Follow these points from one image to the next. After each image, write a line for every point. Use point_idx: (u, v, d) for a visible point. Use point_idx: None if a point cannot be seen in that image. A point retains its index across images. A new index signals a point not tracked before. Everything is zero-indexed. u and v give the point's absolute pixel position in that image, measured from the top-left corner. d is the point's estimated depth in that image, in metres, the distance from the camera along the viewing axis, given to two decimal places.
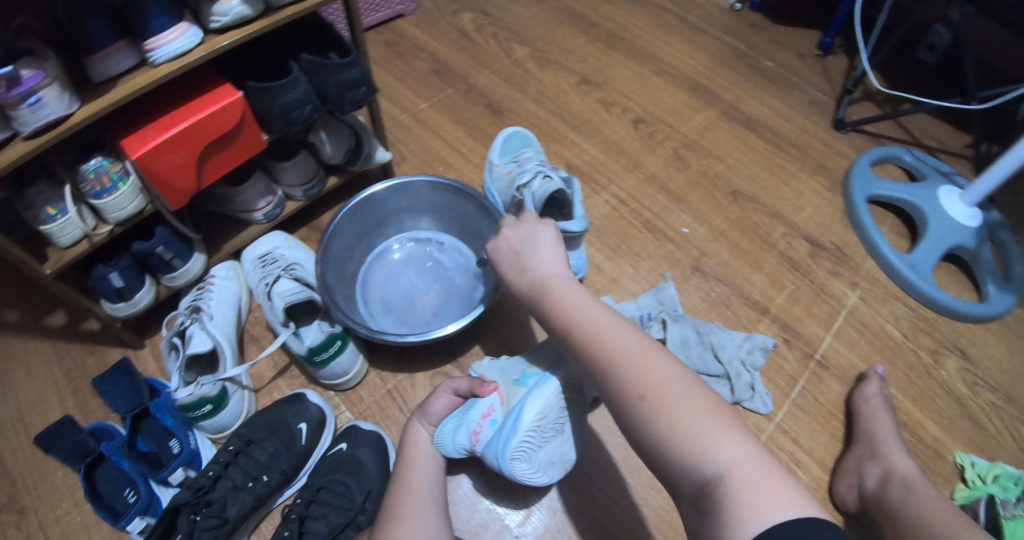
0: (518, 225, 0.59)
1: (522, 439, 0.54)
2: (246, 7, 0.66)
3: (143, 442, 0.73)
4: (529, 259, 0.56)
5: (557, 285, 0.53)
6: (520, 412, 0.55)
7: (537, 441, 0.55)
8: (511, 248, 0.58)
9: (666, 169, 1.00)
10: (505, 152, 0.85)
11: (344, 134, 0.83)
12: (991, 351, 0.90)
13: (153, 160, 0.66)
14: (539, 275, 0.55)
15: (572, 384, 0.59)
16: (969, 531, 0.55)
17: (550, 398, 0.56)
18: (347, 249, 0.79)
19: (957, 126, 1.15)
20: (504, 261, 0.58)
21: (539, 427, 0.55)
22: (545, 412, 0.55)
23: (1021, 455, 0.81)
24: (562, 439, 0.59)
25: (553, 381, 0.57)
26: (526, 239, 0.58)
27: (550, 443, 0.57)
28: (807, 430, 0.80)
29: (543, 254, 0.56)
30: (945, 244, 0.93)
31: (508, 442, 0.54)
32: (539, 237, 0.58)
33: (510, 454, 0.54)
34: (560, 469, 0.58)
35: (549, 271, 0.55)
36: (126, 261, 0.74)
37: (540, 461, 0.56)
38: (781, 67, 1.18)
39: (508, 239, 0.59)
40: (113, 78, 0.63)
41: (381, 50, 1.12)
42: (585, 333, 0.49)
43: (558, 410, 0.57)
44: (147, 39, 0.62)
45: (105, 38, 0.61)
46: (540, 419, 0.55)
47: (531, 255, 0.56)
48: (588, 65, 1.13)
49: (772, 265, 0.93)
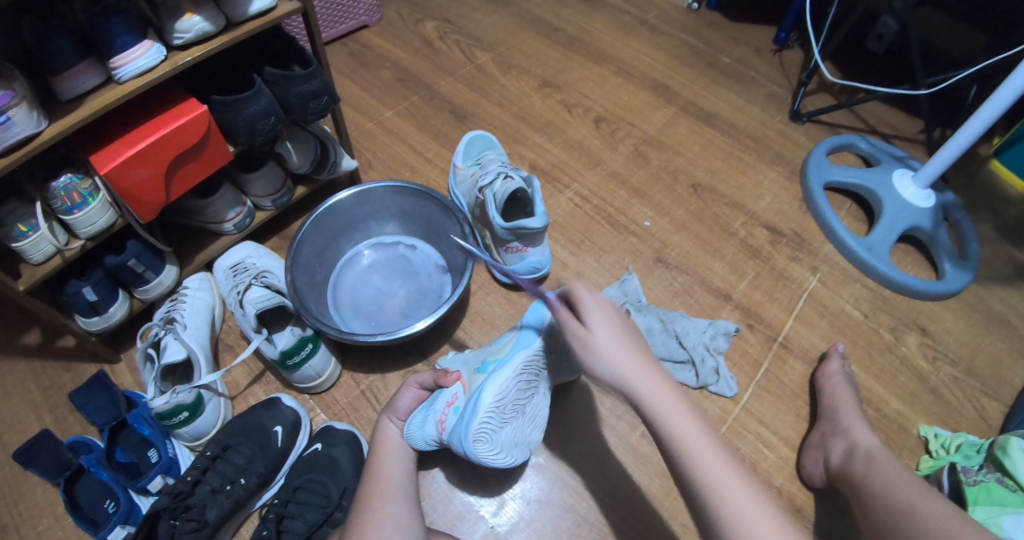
0: (604, 308, 0.52)
1: (483, 419, 0.57)
2: (208, 24, 0.68)
3: (121, 452, 0.75)
4: (624, 351, 0.50)
5: (662, 385, 0.49)
6: (479, 395, 0.58)
7: (498, 422, 0.59)
8: (605, 336, 0.50)
9: (628, 165, 1.04)
10: (468, 155, 0.89)
11: (309, 144, 0.85)
12: (950, 326, 0.93)
13: (122, 176, 0.67)
14: (642, 371, 0.49)
15: (529, 366, 0.62)
16: (932, 502, 0.56)
17: (508, 380, 0.59)
18: (316, 255, 0.81)
19: (909, 112, 1.19)
20: (596, 350, 0.50)
21: (499, 408, 0.58)
22: (504, 394, 0.58)
23: (981, 424, 0.84)
24: (522, 422, 0.62)
25: (510, 363, 0.60)
26: (614, 326, 0.51)
27: (511, 424, 0.61)
28: (771, 411, 0.82)
29: (639, 348, 0.51)
30: (899, 226, 0.97)
31: (470, 424, 0.57)
32: (626, 326, 0.52)
33: (472, 435, 0.57)
34: (522, 450, 0.62)
35: (649, 366, 0.50)
36: (99, 276, 0.75)
37: (502, 442, 0.59)
38: (738, 63, 1.22)
39: (598, 325, 0.51)
40: (80, 96, 0.65)
41: (347, 62, 1.15)
42: (689, 460, 0.47)
43: (517, 393, 0.60)
44: (111, 58, 0.64)
45: (71, 58, 0.62)
46: (500, 399, 0.58)
47: (625, 343, 0.50)
48: (549, 68, 1.16)
49: (733, 253, 0.96)
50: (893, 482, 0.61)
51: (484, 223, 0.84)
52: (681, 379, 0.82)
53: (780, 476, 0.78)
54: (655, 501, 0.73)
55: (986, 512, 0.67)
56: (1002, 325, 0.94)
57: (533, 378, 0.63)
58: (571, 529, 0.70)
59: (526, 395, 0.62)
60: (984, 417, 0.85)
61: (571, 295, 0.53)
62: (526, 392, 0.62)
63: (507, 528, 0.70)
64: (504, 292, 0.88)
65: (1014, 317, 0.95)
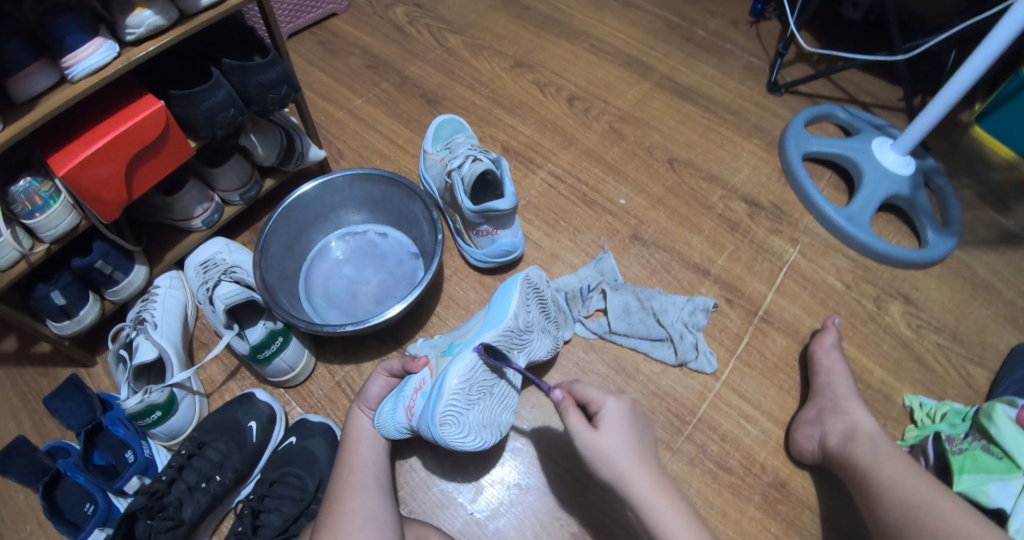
0: (617, 409, 0.56)
1: (449, 400, 0.57)
2: (160, 17, 0.64)
3: (98, 455, 0.74)
4: (628, 449, 0.52)
5: (657, 489, 0.50)
6: (444, 378, 0.57)
7: (464, 404, 0.58)
8: (613, 435, 0.53)
9: (602, 143, 1.02)
10: (437, 140, 0.89)
11: (274, 134, 0.83)
12: (934, 293, 0.92)
13: (81, 175, 0.64)
14: (643, 470, 0.51)
15: (494, 347, 0.62)
16: (947, 499, 0.58)
17: (473, 362, 0.59)
18: (285, 248, 0.80)
19: (887, 79, 1.17)
20: (601, 449, 0.52)
21: (464, 389, 0.58)
22: (469, 375, 0.58)
23: (966, 390, 0.84)
24: (491, 403, 0.62)
25: (473, 346, 0.60)
26: (625, 426, 0.54)
27: (478, 405, 0.60)
28: (754, 385, 0.82)
29: (646, 449, 0.53)
30: (880, 194, 0.95)
31: (436, 407, 0.57)
32: (638, 426, 0.56)
33: (438, 419, 0.57)
34: (493, 431, 0.62)
35: (649, 464, 0.52)
36: (67, 278, 0.73)
37: (470, 424, 0.59)
38: (714, 35, 1.20)
39: (606, 424, 0.54)
40: (33, 98, 0.61)
41: (315, 50, 1.12)
42: None
43: (483, 374, 0.60)
44: (62, 57, 0.61)
45: (20, 58, 0.58)
46: (466, 380, 0.58)
47: (632, 441, 0.53)
48: (521, 48, 1.14)
49: (711, 227, 0.95)
50: (903, 476, 0.63)
51: (453, 208, 0.84)
52: (660, 356, 0.82)
53: (763, 450, 0.78)
54: None
55: (971, 480, 0.66)
56: (986, 290, 0.93)
57: (500, 358, 0.63)
58: (551, 512, 0.70)
59: (493, 376, 0.62)
60: (968, 382, 0.85)
61: (579, 390, 0.59)
62: (492, 372, 0.61)
63: (487, 514, 0.70)
64: (478, 277, 0.87)
65: (998, 283, 0.94)
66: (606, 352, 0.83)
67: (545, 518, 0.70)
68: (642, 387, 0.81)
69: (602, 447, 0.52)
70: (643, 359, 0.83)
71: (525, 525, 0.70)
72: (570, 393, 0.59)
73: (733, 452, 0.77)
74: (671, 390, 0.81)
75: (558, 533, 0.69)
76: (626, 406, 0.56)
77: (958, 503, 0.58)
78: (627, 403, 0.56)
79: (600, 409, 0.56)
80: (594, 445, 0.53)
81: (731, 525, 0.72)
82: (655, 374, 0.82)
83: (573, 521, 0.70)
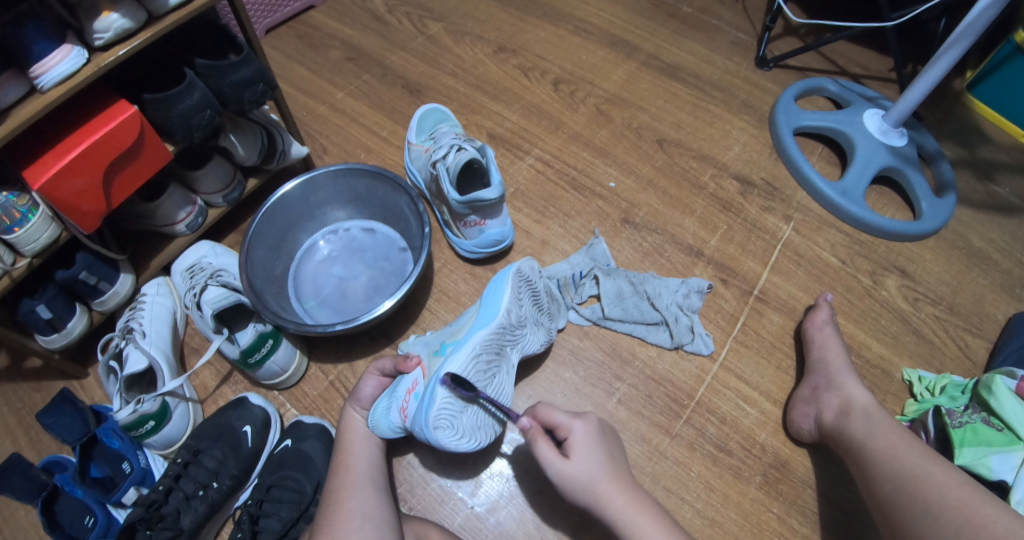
0: (585, 432, 0.55)
1: (442, 403, 0.56)
2: (128, 20, 0.62)
3: (96, 468, 0.73)
4: (601, 472, 0.53)
5: (633, 505, 0.52)
6: (437, 380, 0.57)
7: (458, 406, 0.58)
8: (585, 461, 0.53)
9: (589, 126, 1.01)
10: (421, 130, 0.87)
11: (254, 134, 0.81)
12: (930, 266, 0.92)
13: (56, 188, 0.63)
14: (621, 490, 0.53)
15: (488, 346, 0.62)
16: (943, 470, 0.58)
17: (465, 364, 0.58)
18: (271, 250, 0.78)
19: (877, 49, 1.15)
20: (575, 477, 0.53)
21: (457, 391, 0.57)
22: (462, 377, 0.58)
23: (964, 361, 0.84)
24: (487, 403, 0.61)
25: (465, 348, 0.60)
26: (595, 450, 0.54)
27: (472, 407, 0.59)
28: (751, 365, 0.81)
29: (617, 464, 0.55)
30: (872, 167, 0.94)
31: (430, 410, 0.56)
32: (608, 443, 0.56)
33: (432, 422, 0.56)
34: (488, 432, 0.61)
35: (622, 480, 0.53)
36: (52, 292, 0.72)
37: (465, 426, 0.58)
38: (700, 12, 1.17)
39: (577, 451, 0.54)
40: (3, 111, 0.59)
41: (294, 45, 1.10)
42: None
43: (476, 375, 0.59)
44: (30, 66, 0.59)
45: None
46: (457, 384, 0.57)
47: (603, 464, 0.54)
48: (503, 33, 1.12)
49: (703, 207, 0.94)
50: (898, 447, 0.62)
51: (440, 199, 0.83)
52: (656, 340, 0.82)
53: (763, 431, 0.77)
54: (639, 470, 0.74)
55: (972, 454, 0.66)
56: (982, 261, 0.93)
57: (492, 359, 0.62)
58: (551, 501, 0.70)
59: (487, 376, 0.61)
60: (966, 353, 0.84)
61: (534, 414, 0.58)
62: (486, 372, 0.61)
63: (487, 507, 0.70)
64: (469, 268, 0.86)
65: (994, 252, 0.94)
66: (602, 338, 0.82)
67: (546, 507, 0.70)
68: (639, 373, 0.80)
69: (577, 476, 0.53)
70: (639, 344, 0.82)
71: (526, 516, 0.70)
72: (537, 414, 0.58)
73: (733, 434, 0.77)
74: (668, 375, 0.80)
75: (561, 523, 0.69)
76: (593, 426, 0.56)
77: (957, 475, 0.57)
78: (594, 425, 0.56)
79: (567, 434, 0.56)
80: (569, 475, 0.53)
81: (734, 508, 0.72)
82: (652, 358, 0.81)
83: (574, 510, 0.70)
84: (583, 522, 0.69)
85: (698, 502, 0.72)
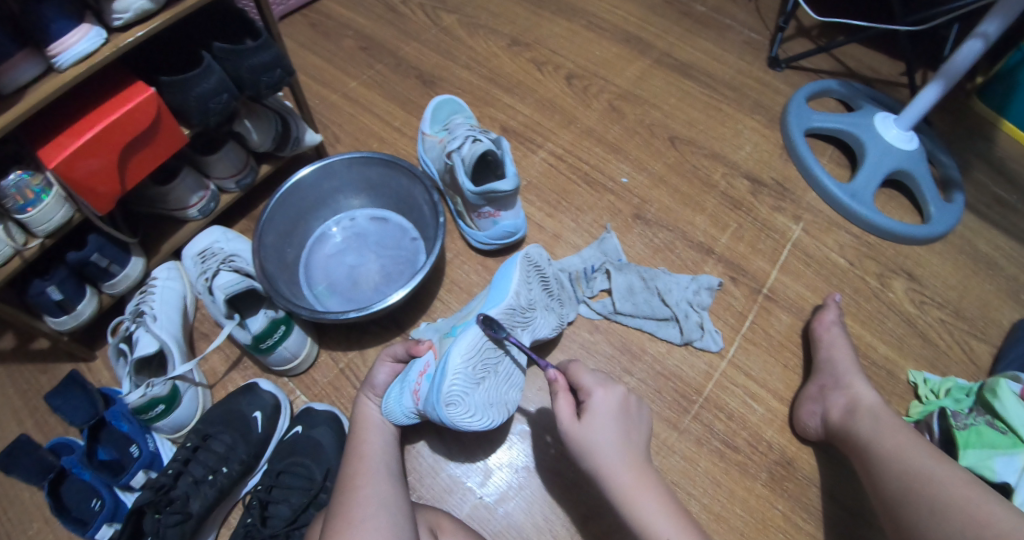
0: (605, 402, 0.55)
1: (452, 382, 0.56)
2: (148, 1, 0.62)
3: (103, 450, 0.72)
4: (612, 443, 0.53)
5: (643, 481, 0.52)
6: (448, 357, 0.57)
7: (470, 383, 0.58)
8: (598, 428, 0.53)
9: (602, 122, 1.01)
10: (436, 121, 0.88)
11: (269, 120, 0.81)
12: (937, 270, 0.92)
13: (72, 167, 0.62)
14: (628, 461, 0.52)
15: (500, 324, 0.62)
16: (950, 471, 0.58)
17: (477, 340, 0.59)
18: (284, 235, 0.78)
19: (889, 52, 1.15)
20: (585, 440, 0.53)
21: (469, 367, 0.58)
22: (472, 353, 0.58)
23: (969, 364, 0.84)
24: (498, 379, 0.62)
25: (475, 325, 0.60)
26: (612, 421, 0.54)
27: (484, 383, 0.60)
28: (759, 363, 0.82)
29: (633, 441, 0.54)
30: (883, 169, 0.94)
31: (441, 388, 0.56)
32: (631, 418, 0.55)
33: (444, 398, 0.56)
34: (499, 410, 0.61)
35: (633, 459, 0.53)
36: (63, 273, 0.71)
37: (475, 404, 0.58)
38: (713, 11, 1.17)
39: (591, 417, 0.54)
40: (19, 90, 0.59)
41: (307, 33, 1.10)
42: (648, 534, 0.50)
43: (488, 351, 0.60)
44: (48, 45, 0.58)
45: (5, 49, 0.56)
46: (468, 359, 0.58)
47: (617, 438, 0.53)
48: (517, 26, 1.12)
49: (713, 205, 0.94)
50: (905, 445, 0.63)
51: (454, 190, 0.83)
52: (665, 336, 0.82)
53: (770, 428, 0.78)
54: None
55: (976, 456, 0.67)
56: (988, 266, 0.93)
57: (505, 337, 0.63)
58: (559, 493, 0.71)
59: (498, 353, 0.62)
60: (972, 357, 0.85)
61: (568, 365, 0.60)
62: (496, 350, 0.62)
63: (496, 497, 0.71)
64: (480, 260, 0.86)
65: (1000, 258, 0.94)
66: (611, 333, 0.83)
67: (554, 499, 0.70)
68: (648, 368, 0.80)
69: (584, 440, 0.53)
70: (648, 339, 0.82)
71: (535, 508, 0.70)
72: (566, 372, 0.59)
73: (740, 431, 0.77)
74: (677, 371, 0.80)
75: (570, 513, 0.70)
76: (617, 395, 0.56)
77: (966, 476, 0.57)
78: (617, 396, 0.56)
79: (589, 397, 0.56)
80: (577, 436, 0.54)
81: (739, 504, 0.73)
82: (661, 353, 0.81)
83: (582, 501, 0.70)
84: (591, 514, 0.70)
85: (704, 497, 0.73)
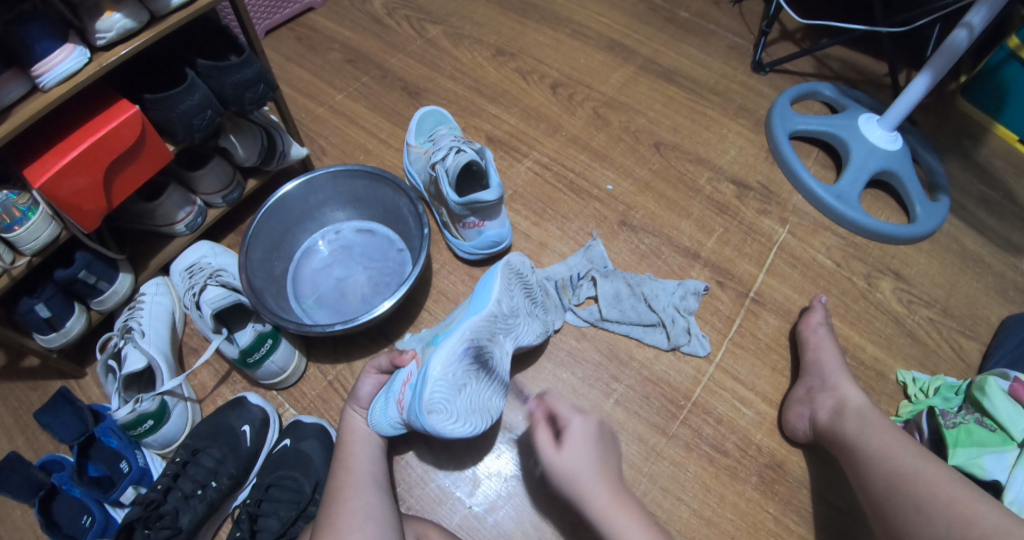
0: (583, 427, 0.56)
1: (431, 391, 0.57)
2: (130, 20, 0.62)
3: (93, 466, 0.72)
4: (590, 468, 0.53)
5: (620, 507, 0.51)
6: (428, 366, 0.59)
7: (451, 390, 0.59)
8: (574, 456, 0.54)
9: (587, 129, 1.02)
10: (420, 132, 0.88)
11: (254, 135, 0.81)
12: (924, 269, 0.93)
13: (58, 186, 0.63)
14: (602, 484, 0.52)
15: (480, 333, 0.63)
16: (936, 470, 0.58)
17: (454, 349, 0.60)
18: (271, 250, 0.79)
19: (872, 53, 1.16)
20: (564, 466, 0.54)
21: (450, 375, 0.59)
22: (452, 362, 0.59)
23: (958, 363, 0.85)
24: (482, 387, 0.61)
25: (453, 335, 0.61)
26: (590, 445, 0.55)
27: (467, 390, 0.60)
28: (747, 367, 0.82)
29: (609, 467, 0.54)
30: (867, 171, 0.95)
31: (422, 396, 0.57)
32: (606, 443, 0.56)
33: (425, 407, 0.57)
34: (483, 415, 0.61)
35: (612, 483, 0.53)
36: (51, 291, 0.72)
37: (459, 410, 0.59)
38: (697, 17, 1.18)
39: (569, 443, 0.55)
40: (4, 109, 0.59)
41: (293, 47, 1.10)
42: None
43: (468, 358, 0.61)
44: (32, 65, 0.59)
45: None
46: (448, 369, 0.58)
47: (594, 463, 0.53)
48: (502, 36, 1.12)
49: (700, 210, 0.95)
50: (891, 445, 0.63)
51: (439, 201, 0.84)
52: (652, 342, 0.82)
53: (759, 432, 0.78)
54: (634, 468, 0.75)
55: (966, 454, 0.67)
56: (976, 264, 0.94)
57: (486, 344, 0.63)
58: (549, 502, 0.71)
59: (480, 360, 0.62)
60: (961, 355, 0.85)
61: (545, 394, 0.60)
62: (478, 358, 0.62)
63: (485, 507, 0.71)
64: (468, 269, 0.86)
65: (987, 256, 0.95)
66: (599, 339, 0.83)
67: (544, 507, 0.71)
68: (636, 373, 0.81)
69: (564, 468, 0.54)
70: (636, 345, 0.83)
71: (524, 516, 0.70)
72: (543, 402, 0.60)
73: (729, 434, 0.77)
74: (666, 376, 0.81)
75: (558, 521, 0.70)
76: (594, 422, 0.56)
77: (950, 475, 0.57)
78: (594, 421, 0.56)
79: (566, 425, 0.57)
80: (558, 465, 0.54)
81: (730, 508, 0.73)
82: (648, 359, 0.82)
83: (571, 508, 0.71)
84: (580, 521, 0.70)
85: (694, 502, 0.73)
